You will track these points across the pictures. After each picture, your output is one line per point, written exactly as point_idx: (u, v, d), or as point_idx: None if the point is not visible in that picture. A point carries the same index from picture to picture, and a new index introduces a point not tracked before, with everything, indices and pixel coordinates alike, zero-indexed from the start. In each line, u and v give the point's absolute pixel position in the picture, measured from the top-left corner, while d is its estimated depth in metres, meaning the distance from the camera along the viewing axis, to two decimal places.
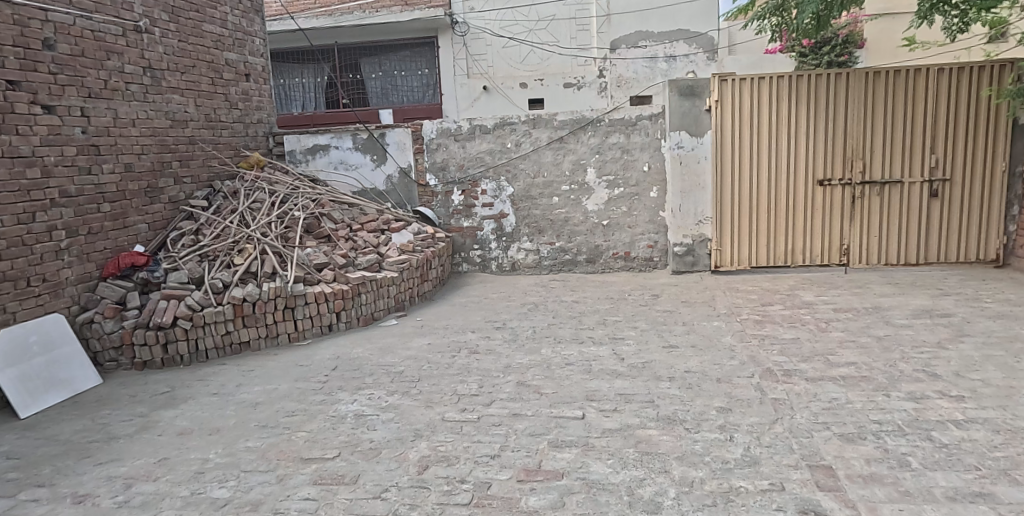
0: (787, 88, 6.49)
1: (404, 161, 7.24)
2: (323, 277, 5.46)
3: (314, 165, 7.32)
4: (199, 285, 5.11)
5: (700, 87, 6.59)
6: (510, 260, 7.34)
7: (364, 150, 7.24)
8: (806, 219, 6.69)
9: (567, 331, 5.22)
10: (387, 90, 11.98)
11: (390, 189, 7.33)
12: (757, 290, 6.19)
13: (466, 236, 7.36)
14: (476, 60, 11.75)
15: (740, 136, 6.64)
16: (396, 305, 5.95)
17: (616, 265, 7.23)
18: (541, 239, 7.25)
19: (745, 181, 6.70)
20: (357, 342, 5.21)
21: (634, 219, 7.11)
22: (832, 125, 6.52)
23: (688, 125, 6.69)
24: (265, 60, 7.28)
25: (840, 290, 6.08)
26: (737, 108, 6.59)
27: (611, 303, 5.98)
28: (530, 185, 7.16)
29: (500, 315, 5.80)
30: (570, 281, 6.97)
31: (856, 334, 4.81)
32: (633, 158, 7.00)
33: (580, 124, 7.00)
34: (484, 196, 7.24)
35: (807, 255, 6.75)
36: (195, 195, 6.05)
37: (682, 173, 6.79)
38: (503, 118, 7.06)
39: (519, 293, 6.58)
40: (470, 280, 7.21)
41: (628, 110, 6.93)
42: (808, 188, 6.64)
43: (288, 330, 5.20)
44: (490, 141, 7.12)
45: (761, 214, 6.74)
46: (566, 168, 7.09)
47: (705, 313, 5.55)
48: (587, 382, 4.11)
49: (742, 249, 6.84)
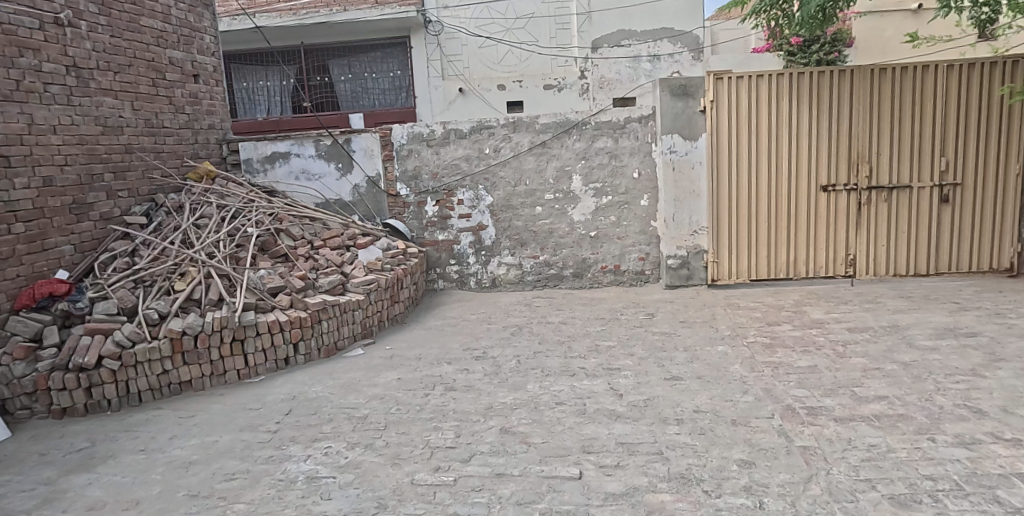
0: (787, 86, 6.00)
1: (372, 169, 6.61)
2: (279, 303, 4.80)
3: (272, 175, 6.64)
4: (132, 316, 4.43)
5: (693, 86, 6.08)
6: (491, 276, 6.74)
7: (328, 157, 6.59)
8: (808, 227, 6.21)
9: (556, 361, 4.63)
10: (357, 92, 11.26)
11: (357, 200, 6.68)
12: (761, 307, 5.66)
13: (441, 250, 6.73)
14: (452, 61, 11.17)
15: (737, 139, 6.13)
16: (363, 332, 5.32)
17: (606, 280, 6.67)
18: (524, 252, 6.66)
19: (744, 188, 6.19)
20: (316, 378, 4.56)
21: (624, 230, 6.56)
22: (836, 126, 6.04)
23: (681, 127, 6.17)
24: (216, 59, 6.61)
25: (851, 306, 5.57)
26: (733, 109, 6.07)
27: (602, 325, 5.41)
28: (510, 194, 6.57)
29: (480, 341, 5.19)
30: (555, 298, 6.38)
31: (880, 361, 4.29)
32: (622, 164, 6.46)
33: (564, 127, 6.44)
34: (460, 206, 6.63)
35: (810, 266, 6.26)
36: (133, 210, 5.36)
37: (675, 179, 6.25)
38: (481, 121, 6.47)
39: (500, 314, 5.97)
40: (447, 298, 6.58)
41: (616, 112, 6.39)
42: (810, 195, 6.16)
43: (237, 366, 4.53)
44: (467, 147, 6.52)
45: (761, 223, 6.23)
46: (549, 175, 6.51)
47: (707, 335, 5.00)
48: (583, 428, 3.53)
49: (741, 260, 6.33)
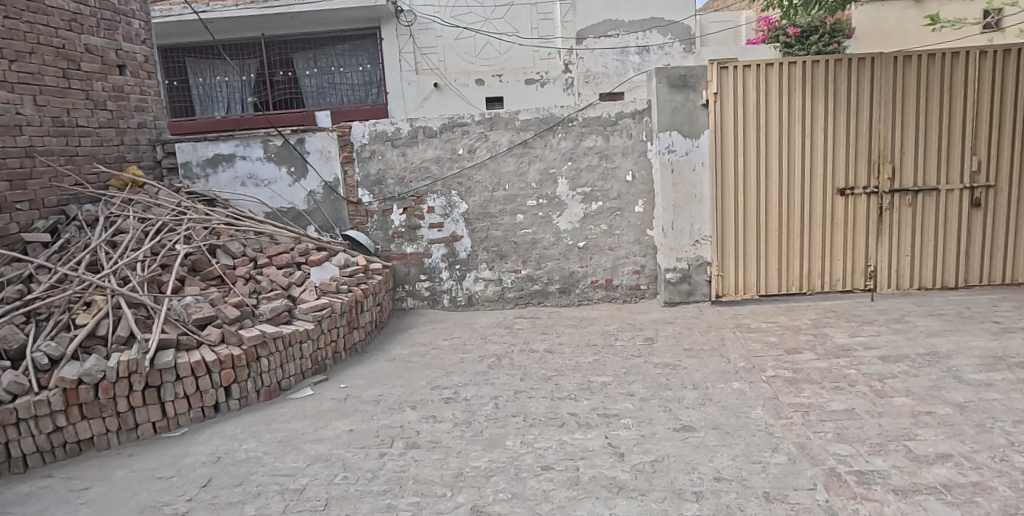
0: (800, 76, 5.29)
1: (329, 173, 5.79)
2: (206, 338, 3.97)
3: (214, 181, 5.80)
4: (19, 360, 3.60)
5: (694, 77, 5.37)
6: (467, 293, 5.95)
7: (278, 160, 5.77)
8: (824, 236, 5.51)
9: (541, 404, 3.86)
10: (323, 88, 10.39)
11: (313, 209, 5.85)
12: (774, 330, 4.94)
13: (410, 264, 5.92)
14: (426, 53, 10.36)
15: (745, 137, 5.41)
16: (313, 367, 4.50)
17: (596, 296, 5.91)
18: (504, 266, 5.89)
19: (752, 192, 5.47)
20: (251, 431, 3.73)
21: (616, 240, 5.82)
22: (854, 121, 5.35)
23: (681, 123, 5.43)
24: (147, 48, 5.76)
25: (878, 327, 4.87)
26: (740, 102, 5.34)
27: (595, 354, 4.65)
28: (488, 200, 5.79)
29: (452, 377, 4.40)
30: (540, 318, 5.62)
31: (929, 401, 3.58)
32: (614, 166, 5.71)
33: (548, 124, 5.68)
34: (431, 214, 5.83)
35: (826, 278, 5.57)
36: (36, 225, 4.50)
37: (675, 183, 5.51)
38: (453, 118, 5.69)
39: (477, 339, 5.20)
40: (417, 320, 5.78)
41: (606, 106, 5.64)
42: (826, 199, 5.45)
43: (153, 418, 3.71)
44: (438, 147, 5.73)
45: (771, 231, 5.51)
46: (531, 179, 5.75)
47: (718, 367, 4.26)
48: (576, 506, 2.76)
49: (749, 273, 5.60)
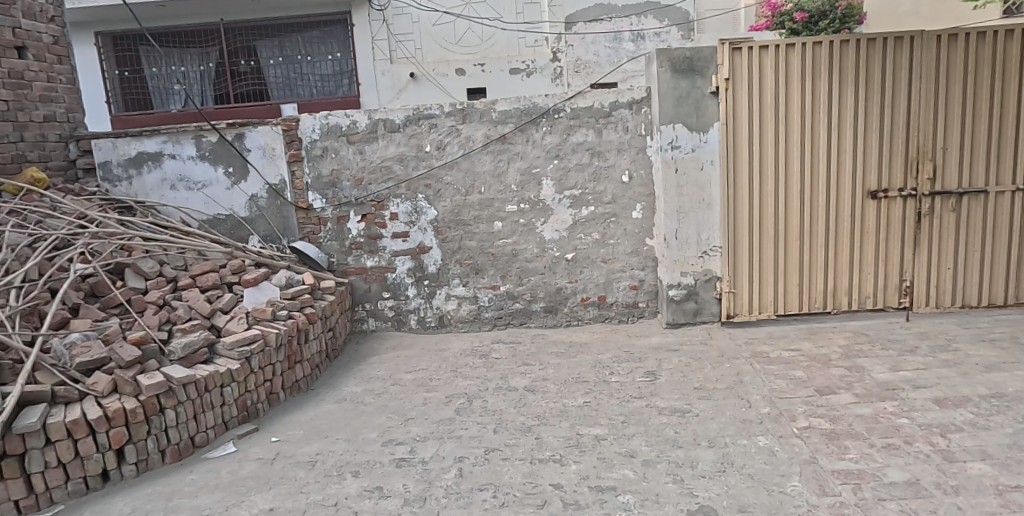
0: (826, 60, 4.49)
1: (274, 175, 4.92)
2: (92, 388, 3.13)
3: (138, 184, 4.94)
4: None
5: (701, 61, 4.56)
6: (437, 313, 5.12)
7: (214, 160, 4.91)
8: (853, 247, 4.72)
9: (517, 471, 3.04)
10: (292, 79, 9.32)
11: (255, 216, 4.99)
12: (799, 361, 4.14)
13: (371, 280, 5.08)
14: (401, 40, 9.46)
15: (762, 130, 4.60)
16: (239, 416, 3.65)
17: (587, 316, 5.10)
18: (479, 281, 5.06)
19: (769, 196, 4.66)
20: (143, 510, 2.89)
21: (610, 250, 5.00)
22: (890, 112, 4.55)
23: (686, 114, 4.62)
24: (56, 26, 4.89)
25: (924, 357, 4.07)
26: (755, 90, 4.54)
27: (586, 395, 3.83)
28: (460, 205, 4.96)
29: (410, 427, 3.57)
30: (522, 345, 4.80)
31: (1017, 470, 2.78)
32: (607, 165, 4.89)
33: (530, 116, 4.85)
34: (394, 222, 4.99)
35: (855, 295, 4.78)
36: None
37: (678, 184, 4.70)
38: (418, 108, 4.85)
39: (446, 372, 4.37)
40: (378, 346, 4.94)
41: (598, 95, 4.81)
42: (855, 203, 4.66)
43: (13, 497, 2.87)
44: (401, 144, 4.89)
45: (791, 241, 4.71)
46: (511, 180, 4.92)
47: (737, 414, 3.46)
48: None
49: (766, 289, 4.80)
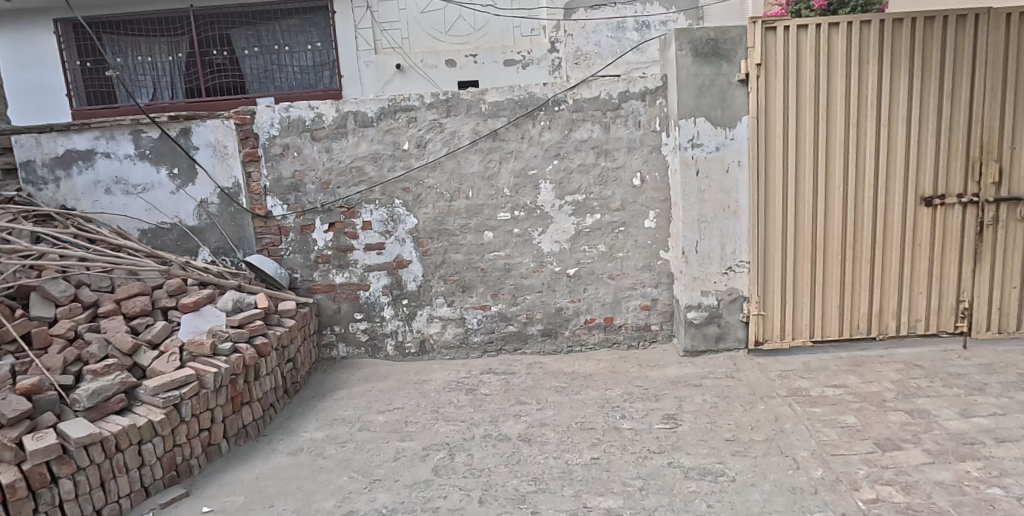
0: (875, 42, 3.81)
1: (226, 177, 4.20)
2: None
3: (67, 187, 4.22)
4: None
5: (727, 44, 3.87)
6: (418, 338, 4.42)
7: (155, 159, 4.18)
8: (903, 262, 4.04)
9: None
10: (270, 71, 8.26)
11: (204, 225, 4.26)
12: (847, 403, 3.46)
13: (340, 300, 4.38)
14: (387, 29, 8.18)
15: (798, 125, 3.91)
16: (164, 477, 2.94)
17: (591, 341, 4.40)
18: (466, 301, 4.36)
19: (807, 203, 3.97)
20: None
21: (619, 265, 4.31)
22: (949, 103, 3.87)
23: (709, 107, 3.92)
24: None
25: (998, 399, 3.39)
26: (792, 77, 3.85)
27: (596, 449, 3.12)
28: (444, 213, 4.26)
29: (375, 494, 2.88)
30: (517, 377, 4.09)
31: None
32: (616, 165, 4.20)
33: (526, 108, 4.14)
34: (367, 232, 4.28)
35: (905, 319, 4.10)
36: None
37: (700, 189, 4.01)
38: (395, 99, 4.13)
39: (425, 412, 3.68)
40: (348, 376, 4.24)
41: (607, 83, 4.11)
42: (907, 211, 3.98)
43: None
44: (375, 141, 4.18)
45: (831, 254, 4.03)
46: (503, 184, 4.22)
47: (782, 479, 2.79)
48: None
49: (801, 311, 4.11)
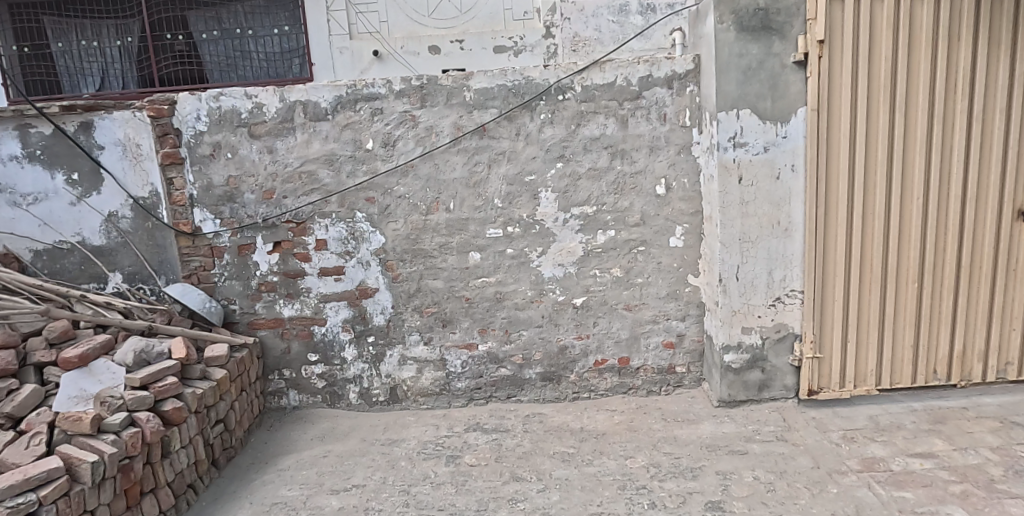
0: (971, 13, 2.97)
1: (141, 184, 3.31)
2: None
3: None
4: None
5: (780, 17, 3.03)
6: (387, 384, 3.55)
7: (48, 162, 3.27)
8: (992, 291, 3.23)
9: None
10: (233, 59, 7.03)
11: (115, 246, 3.37)
12: (944, 483, 2.64)
13: (289, 338, 3.50)
14: (363, 12, 6.93)
15: (870, 119, 3.07)
16: None
17: (603, 386, 3.56)
18: (447, 338, 3.50)
19: (878, 218, 3.14)
20: None
21: (637, 293, 3.46)
22: None
23: (755, 97, 3.08)
24: None
25: None
26: (865, 58, 3.00)
27: None
28: (419, 229, 3.39)
29: None
30: (512, 438, 3.22)
31: None
32: (635, 169, 3.34)
33: (522, 97, 3.28)
34: (323, 253, 3.41)
35: (993, 361, 3.30)
36: None
37: (742, 201, 3.17)
38: (355, 84, 3.25)
39: (392, 496, 2.80)
40: (297, 435, 3.37)
41: (625, 65, 3.25)
42: (1002, 227, 3.17)
43: None
44: (330, 139, 3.30)
45: (907, 281, 3.21)
46: (492, 192, 3.35)
47: None
48: None
49: (865, 353, 3.29)
